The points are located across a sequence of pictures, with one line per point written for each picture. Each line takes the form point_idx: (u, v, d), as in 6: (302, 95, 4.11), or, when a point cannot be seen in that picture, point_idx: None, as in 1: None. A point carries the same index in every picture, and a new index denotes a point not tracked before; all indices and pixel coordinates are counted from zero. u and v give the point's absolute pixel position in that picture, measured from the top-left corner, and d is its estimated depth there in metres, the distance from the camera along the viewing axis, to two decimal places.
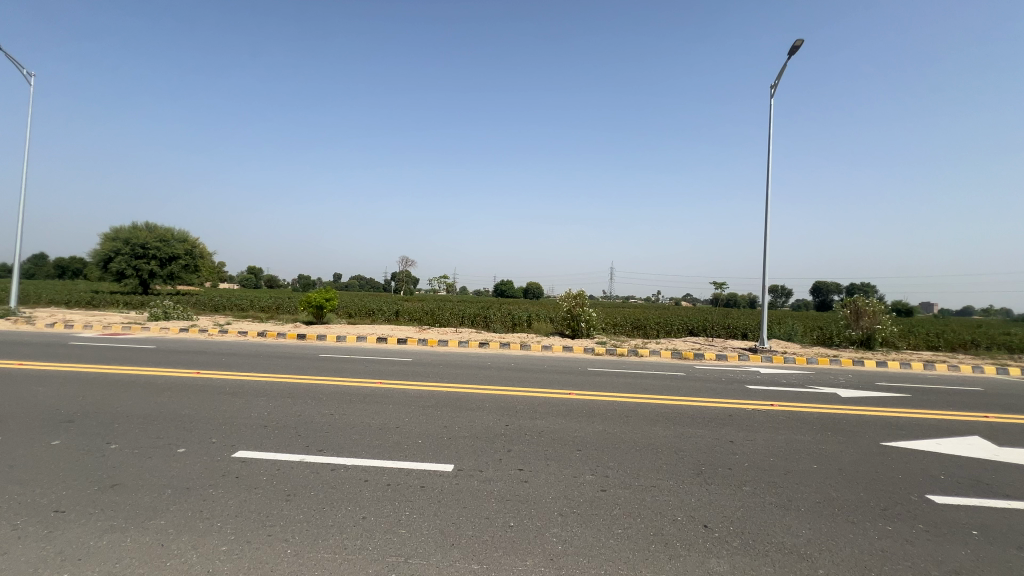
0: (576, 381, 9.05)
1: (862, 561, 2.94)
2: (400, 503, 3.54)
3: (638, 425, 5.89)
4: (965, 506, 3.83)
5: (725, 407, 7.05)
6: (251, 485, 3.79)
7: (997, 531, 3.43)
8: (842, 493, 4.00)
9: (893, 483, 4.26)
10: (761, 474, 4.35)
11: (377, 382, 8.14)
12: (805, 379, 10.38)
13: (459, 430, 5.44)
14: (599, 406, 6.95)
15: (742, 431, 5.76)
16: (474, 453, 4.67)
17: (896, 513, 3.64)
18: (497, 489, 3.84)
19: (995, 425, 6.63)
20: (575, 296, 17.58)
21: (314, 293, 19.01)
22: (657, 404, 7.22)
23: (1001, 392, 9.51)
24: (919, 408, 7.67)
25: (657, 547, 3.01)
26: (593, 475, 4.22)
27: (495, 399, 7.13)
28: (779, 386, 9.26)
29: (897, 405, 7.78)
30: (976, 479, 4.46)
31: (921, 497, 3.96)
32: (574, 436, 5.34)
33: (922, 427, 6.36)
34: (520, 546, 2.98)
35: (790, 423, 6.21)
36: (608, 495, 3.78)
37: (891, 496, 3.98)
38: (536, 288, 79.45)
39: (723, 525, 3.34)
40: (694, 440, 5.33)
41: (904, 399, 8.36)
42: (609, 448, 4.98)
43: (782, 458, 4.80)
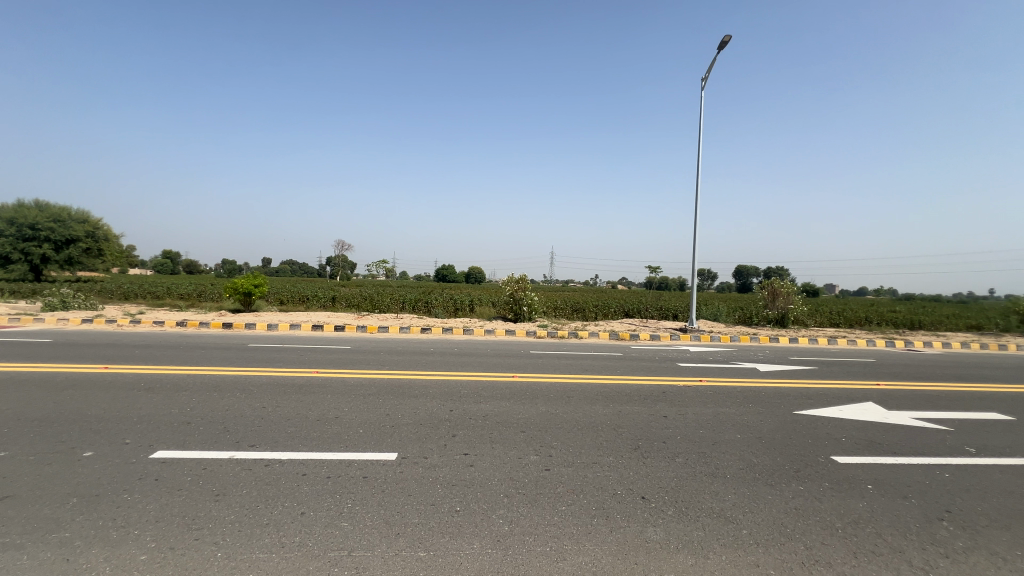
0: (519, 364, 9.18)
1: (778, 520, 3.23)
2: (341, 495, 3.43)
3: (578, 405, 6.09)
4: (863, 464, 4.31)
5: (658, 384, 7.46)
6: (173, 487, 3.50)
7: (887, 484, 3.91)
8: (761, 458, 4.37)
9: (804, 447, 4.72)
10: (691, 445, 4.65)
11: (313, 371, 7.77)
12: (729, 356, 11.20)
13: (402, 418, 5.33)
14: (541, 387, 7.12)
15: (674, 406, 6.13)
16: (418, 440, 4.60)
17: (807, 474, 4.03)
18: (442, 475, 3.82)
19: (884, 392, 7.54)
20: (518, 280, 17.76)
21: (241, 279, 17.77)
22: (596, 383, 7.50)
23: (889, 363, 10.80)
24: (824, 379, 8.54)
25: (598, 521, 3.14)
26: (537, 455, 4.30)
27: (437, 384, 7.08)
28: (707, 363, 9.92)
29: (806, 377, 8.62)
30: (870, 439, 5.05)
31: (827, 458, 4.42)
32: (517, 419, 5.40)
33: (827, 396, 7.09)
34: (467, 530, 3.00)
35: (716, 397, 6.69)
36: (552, 474, 3.88)
37: (803, 458, 4.40)
38: (478, 272, 79.37)
39: (659, 496, 3.53)
40: (631, 417, 5.59)
41: (812, 371, 9.26)
42: (551, 428, 5.10)
43: (709, 430, 5.16)
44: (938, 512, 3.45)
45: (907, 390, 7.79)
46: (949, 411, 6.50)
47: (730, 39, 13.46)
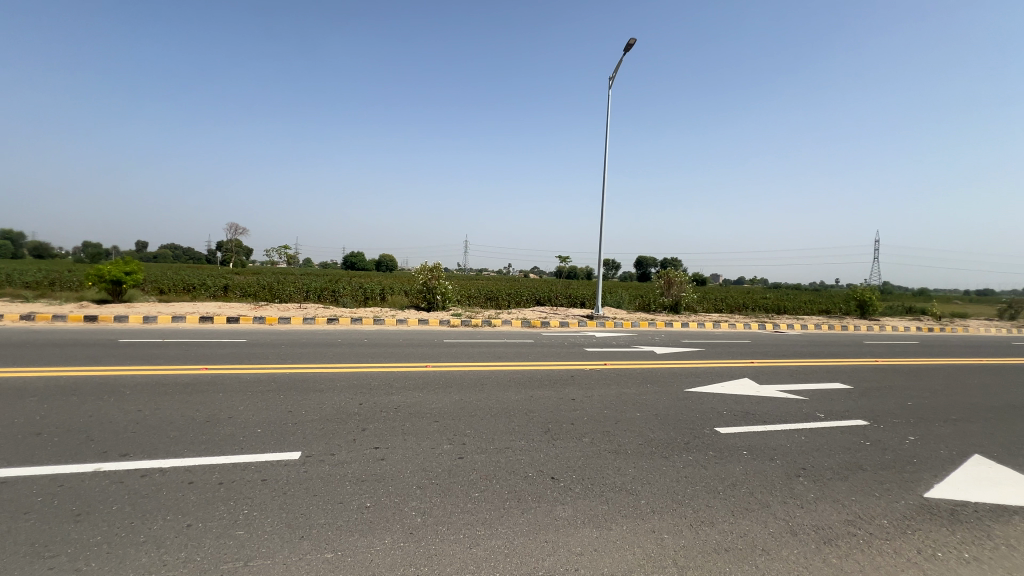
0: (433, 353, 9.08)
1: (671, 488, 3.55)
2: (236, 502, 3.15)
3: (491, 392, 6.18)
4: (739, 433, 4.91)
5: (567, 369, 7.81)
6: (17, 511, 2.96)
7: (757, 448, 4.49)
8: (657, 433, 4.78)
9: (693, 421, 5.24)
10: (597, 425, 4.95)
11: (201, 368, 7.00)
12: (630, 340, 12.04)
13: (306, 414, 5.01)
14: (455, 376, 7.11)
15: (581, 389, 6.46)
16: (324, 437, 4.36)
17: (695, 445, 4.49)
18: (350, 471, 3.66)
19: (757, 368, 8.62)
20: (431, 268, 17.45)
21: (107, 265, 15.39)
22: (509, 370, 7.65)
23: (761, 344, 12.34)
24: (710, 359, 9.53)
25: (511, 504, 3.22)
26: (450, 444, 4.30)
27: (345, 377, 6.76)
28: (611, 347, 10.58)
29: (695, 358, 9.55)
30: (746, 411, 5.75)
31: (712, 430, 4.96)
32: (430, 409, 5.34)
33: (712, 374, 7.93)
34: (378, 525, 2.91)
35: (619, 379, 7.17)
36: (465, 462, 3.90)
37: (692, 431, 4.89)
38: (389, 259, 76.76)
39: (567, 475, 3.72)
40: (542, 401, 5.79)
41: (700, 353, 10.29)
42: (465, 416, 5.11)
43: (613, 410, 5.53)
44: (796, 470, 4.04)
45: (774, 366, 8.98)
46: (805, 383, 7.62)
47: (634, 43, 14.32)
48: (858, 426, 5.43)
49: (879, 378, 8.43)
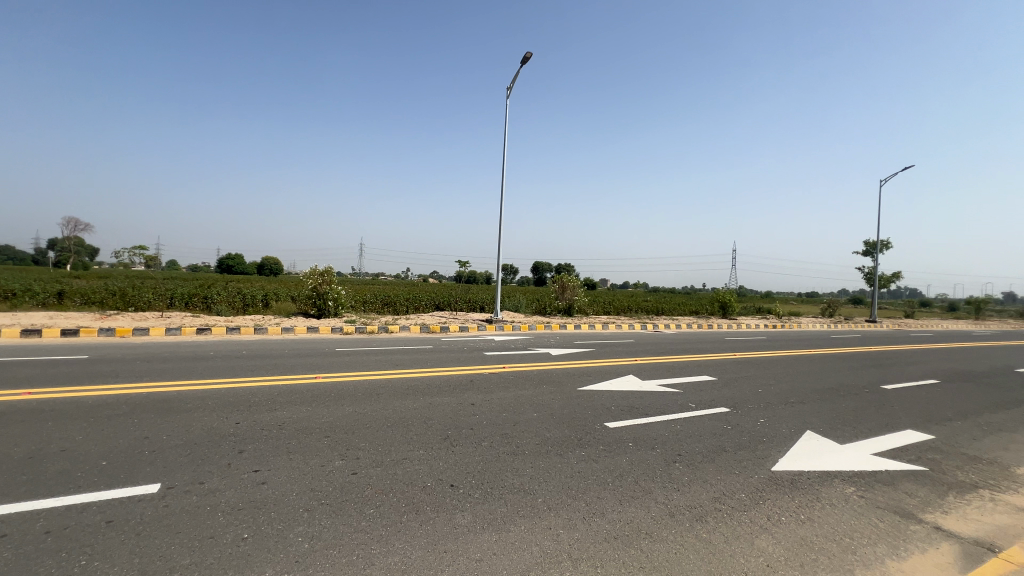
0: (324, 363, 8.48)
1: (565, 484, 3.71)
2: (71, 553, 2.62)
3: (388, 401, 5.94)
4: (625, 426, 5.30)
5: (466, 374, 7.79)
6: None
7: (640, 440, 4.88)
8: (553, 432, 4.97)
9: (585, 418, 5.55)
10: (496, 429, 4.99)
11: (22, 392, 5.73)
12: (527, 343, 12.40)
13: (168, 439, 4.36)
14: (348, 386, 6.71)
15: (480, 393, 6.49)
16: (191, 464, 3.82)
17: (587, 441, 4.75)
18: (224, 500, 3.25)
19: (640, 366, 9.41)
20: (322, 273, 16.32)
21: None
22: (407, 377, 7.43)
23: (643, 343, 13.50)
24: (600, 358, 10.18)
25: (409, 517, 3.11)
26: (343, 460, 4.04)
27: (218, 393, 6.02)
28: (509, 351, 10.79)
29: (587, 358, 10.14)
30: (630, 405, 6.24)
31: (601, 425, 5.30)
32: (320, 423, 4.96)
33: (601, 372, 8.48)
34: (257, 558, 2.62)
35: (517, 381, 7.34)
36: (359, 478, 3.68)
37: (584, 428, 5.17)
38: (273, 262, 70.33)
39: (466, 481, 3.69)
40: (440, 408, 5.69)
41: (591, 353, 10.94)
42: (358, 429, 4.84)
43: (511, 412, 5.64)
44: (673, 456, 4.47)
45: (654, 363, 9.87)
46: (679, 377, 8.48)
47: (532, 56, 14.87)
48: (721, 413, 6.18)
49: (737, 369, 9.71)
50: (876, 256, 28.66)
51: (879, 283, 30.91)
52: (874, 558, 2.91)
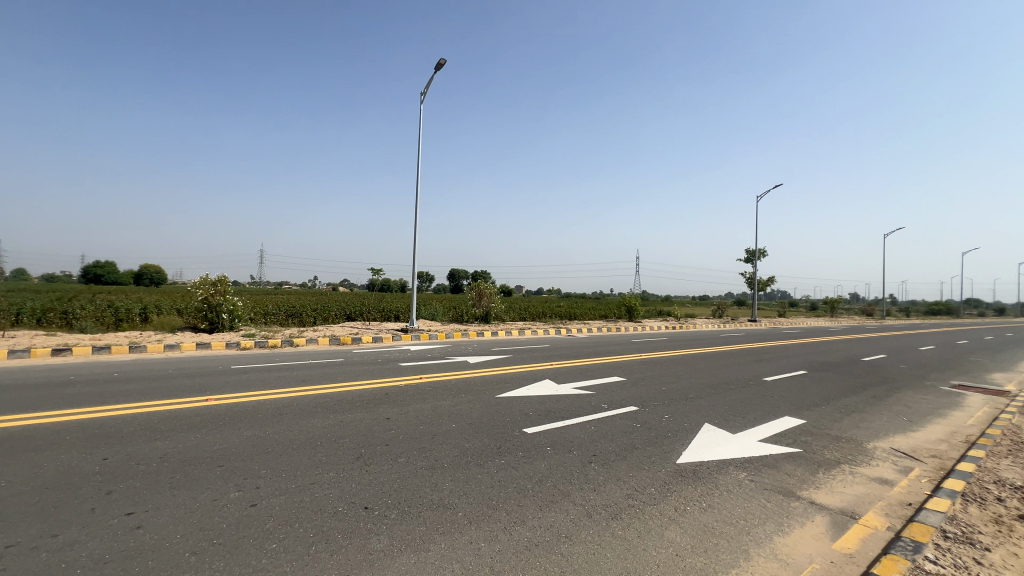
0: (217, 383, 7.63)
1: (486, 495, 3.66)
2: None
3: (293, 421, 5.48)
4: (543, 431, 5.39)
5: (381, 386, 7.46)
6: None
7: (558, 443, 4.99)
8: (472, 442, 4.91)
9: (504, 425, 5.56)
10: (413, 443, 4.81)
11: None
12: (445, 352, 12.21)
13: (7, 486, 3.60)
14: (246, 407, 6.09)
15: (396, 407, 6.24)
16: (40, 514, 3.19)
17: (506, 448, 4.75)
18: (86, 553, 2.76)
19: (556, 370, 9.68)
20: (214, 282, 14.73)
21: None
22: (315, 394, 6.92)
23: (558, 347, 13.94)
24: (517, 364, 10.31)
25: (318, 548, 2.86)
26: (239, 491, 3.62)
27: (80, 425, 5.13)
28: (426, 361, 10.53)
29: (504, 364, 10.21)
30: (547, 410, 6.36)
31: (520, 431, 5.33)
32: (212, 452, 4.43)
33: (519, 378, 8.57)
34: None
35: (434, 392, 7.16)
36: (259, 510, 3.33)
37: (503, 435, 5.17)
38: (153, 271, 62.35)
39: (382, 502, 3.50)
40: (352, 425, 5.37)
41: (508, 360, 11.05)
42: (258, 454, 4.39)
43: (429, 424, 5.48)
44: (588, 457, 4.62)
45: (569, 367, 10.22)
46: (592, 379, 8.85)
47: (446, 63, 14.82)
48: (631, 412, 6.53)
49: (643, 369, 10.37)
50: (755, 263, 32.39)
51: (758, 287, 34.97)
52: (764, 536, 3.22)
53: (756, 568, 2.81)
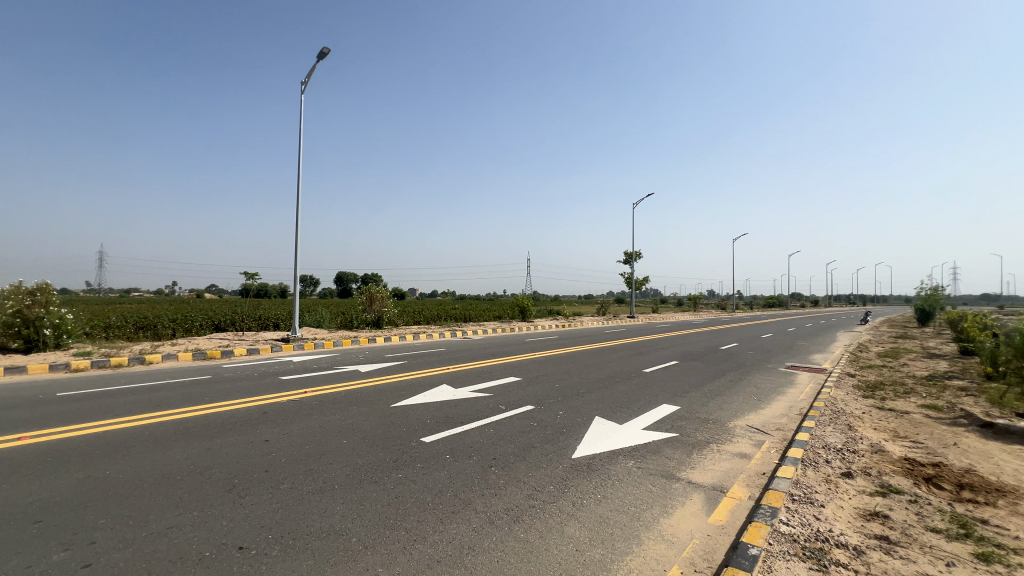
0: (36, 415, 6.19)
1: (382, 514, 3.43)
2: None
3: (145, 454, 4.64)
4: (441, 438, 5.24)
5: (258, 404, 6.67)
6: None
7: (457, 450, 4.89)
8: (365, 458, 4.59)
9: (400, 436, 5.30)
10: (297, 466, 4.36)
11: None
12: (333, 361, 11.38)
13: None
14: (78, 442, 5.02)
15: (277, 426, 5.62)
16: None
17: (403, 461, 4.52)
18: None
19: (453, 373, 9.56)
20: (31, 291, 11.95)
21: None
22: (174, 419, 5.95)
23: (455, 350, 13.83)
24: (413, 370, 9.98)
25: None
26: (67, 550, 2.94)
27: None
28: (312, 372, 9.71)
29: (399, 371, 9.82)
30: (446, 416, 6.22)
31: (418, 441, 5.12)
32: (27, 504, 3.55)
33: (415, 384, 8.29)
34: None
35: (322, 406, 6.60)
36: (96, 571, 2.73)
37: (399, 447, 4.92)
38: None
39: (261, 538, 3.09)
40: (223, 452, 4.71)
41: (403, 365, 10.65)
42: (96, 500, 3.62)
43: (316, 442, 5.02)
44: (488, 461, 4.59)
45: (466, 369, 10.17)
46: (489, 381, 8.89)
47: (329, 52, 13.85)
48: (528, 411, 6.66)
49: (538, 368, 10.71)
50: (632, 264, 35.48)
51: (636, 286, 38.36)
52: (652, 519, 3.46)
53: (647, 551, 3.00)
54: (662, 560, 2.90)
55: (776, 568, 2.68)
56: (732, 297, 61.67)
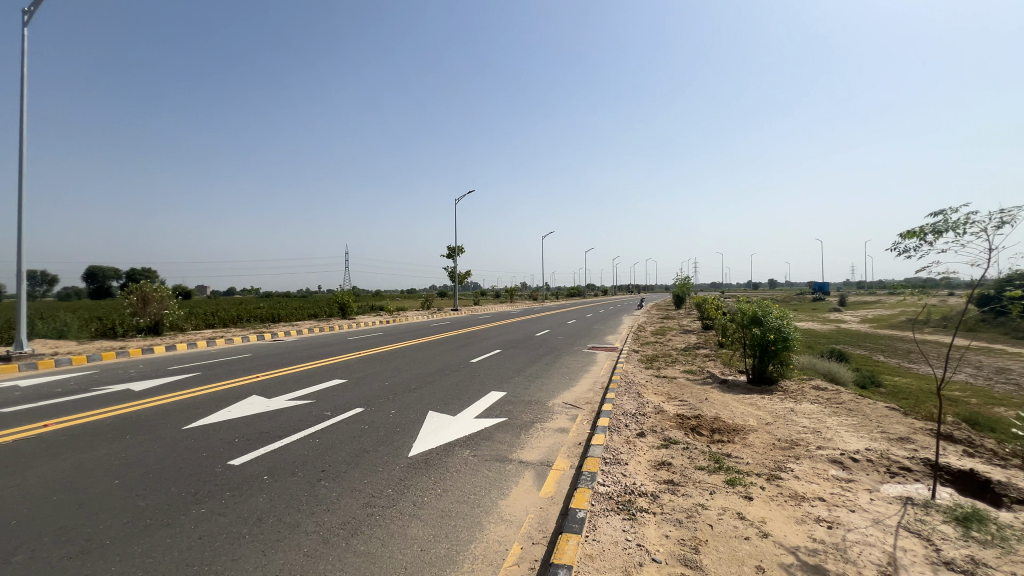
0: None
1: (182, 563, 2.81)
2: None
3: None
4: (254, 458, 4.55)
5: None
6: None
7: (277, 468, 4.30)
8: (150, 498, 3.69)
9: (199, 463, 4.42)
10: (38, 526, 3.25)
11: None
12: (88, 381, 8.85)
13: None
14: None
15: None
16: None
17: (205, 493, 3.78)
18: None
19: (264, 381, 8.40)
20: None
21: None
22: None
23: (263, 355, 12.16)
24: (210, 382, 8.42)
25: None
26: None
27: None
28: (54, 397, 7.37)
29: (190, 385, 8.17)
30: (259, 431, 5.42)
31: (224, 466, 4.35)
32: None
33: (214, 399, 7.01)
34: None
35: (75, 441, 5.06)
36: None
37: (199, 476, 4.10)
38: None
39: None
40: None
41: (195, 378, 8.90)
42: None
43: (69, 490, 3.83)
44: (316, 475, 4.17)
45: (280, 376, 9.04)
46: (309, 386, 8.07)
47: None
48: (357, 414, 6.26)
49: (364, 367, 10.17)
50: (455, 259, 36.38)
51: (458, 280, 39.45)
52: (491, 504, 3.62)
53: (489, 535, 3.13)
54: (504, 541, 3.06)
55: (599, 525, 3.09)
56: (543, 288, 68.51)
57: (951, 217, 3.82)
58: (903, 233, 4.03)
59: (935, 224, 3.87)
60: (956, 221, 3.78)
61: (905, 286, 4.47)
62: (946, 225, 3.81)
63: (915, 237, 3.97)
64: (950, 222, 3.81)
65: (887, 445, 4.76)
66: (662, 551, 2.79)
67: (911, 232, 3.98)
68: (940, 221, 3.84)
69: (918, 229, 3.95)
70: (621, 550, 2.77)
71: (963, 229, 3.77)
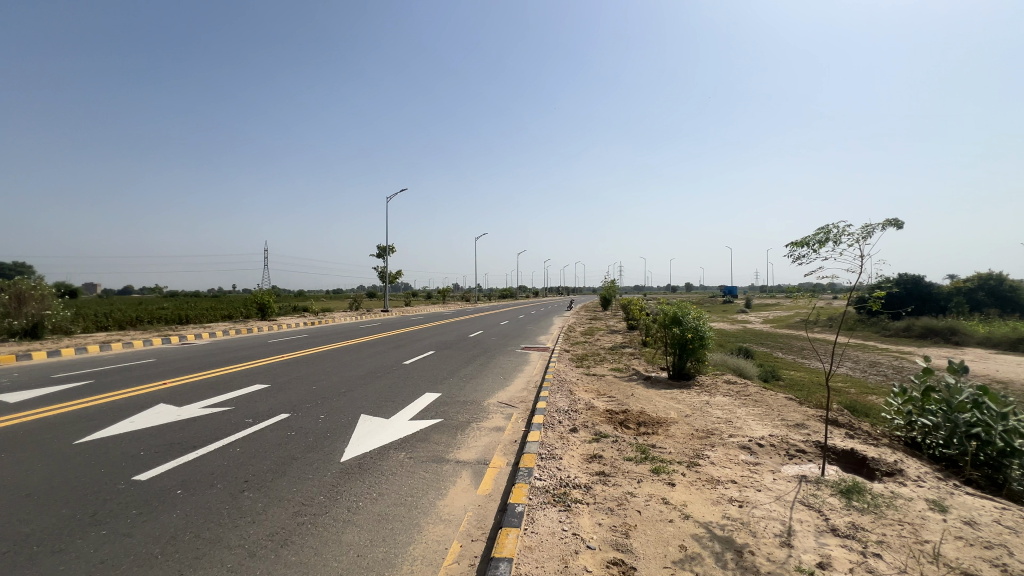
0: None
1: None
2: None
3: None
4: (164, 472, 4.15)
5: None
6: None
7: (191, 481, 3.97)
8: (35, 524, 3.24)
9: (96, 481, 3.95)
10: None
11: None
12: None
13: None
14: None
15: None
16: None
17: (106, 513, 3.40)
18: None
19: (174, 387, 7.66)
20: None
21: None
22: None
23: (170, 359, 11.08)
24: (106, 390, 7.54)
25: None
26: None
27: None
28: None
29: (82, 394, 7.26)
30: (169, 443, 4.95)
31: (128, 482, 3.93)
32: None
33: (114, 408, 6.30)
34: None
35: None
36: None
37: (98, 495, 3.69)
38: None
39: None
40: None
41: (87, 386, 7.90)
42: None
43: None
44: (239, 486, 3.90)
45: (191, 381, 8.27)
46: (226, 392, 7.48)
47: None
48: (282, 421, 5.92)
49: (289, 371, 9.59)
50: (386, 257, 35.32)
51: (390, 279, 38.41)
52: (429, 505, 3.61)
53: (426, 535, 3.13)
54: (443, 540, 3.06)
55: (537, 517, 3.20)
56: (474, 290, 68.51)
57: (829, 230, 4.36)
58: (793, 242, 4.52)
59: (816, 235, 4.40)
60: (833, 233, 4.32)
61: (798, 289, 4.94)
62: (826, 236, 4.34)
63: (802, 245, 4.47)
64: (827, 233, 4.32)
65: (786, 431, 5.34)
66: (596, 537, 2.95)
67: (798, 242, 4.49)
68: (818, 233, 4.39)
69: (805, 238, 4.45)
70: (558, 540, 2.89)
71: (839, 240, 4.29)
